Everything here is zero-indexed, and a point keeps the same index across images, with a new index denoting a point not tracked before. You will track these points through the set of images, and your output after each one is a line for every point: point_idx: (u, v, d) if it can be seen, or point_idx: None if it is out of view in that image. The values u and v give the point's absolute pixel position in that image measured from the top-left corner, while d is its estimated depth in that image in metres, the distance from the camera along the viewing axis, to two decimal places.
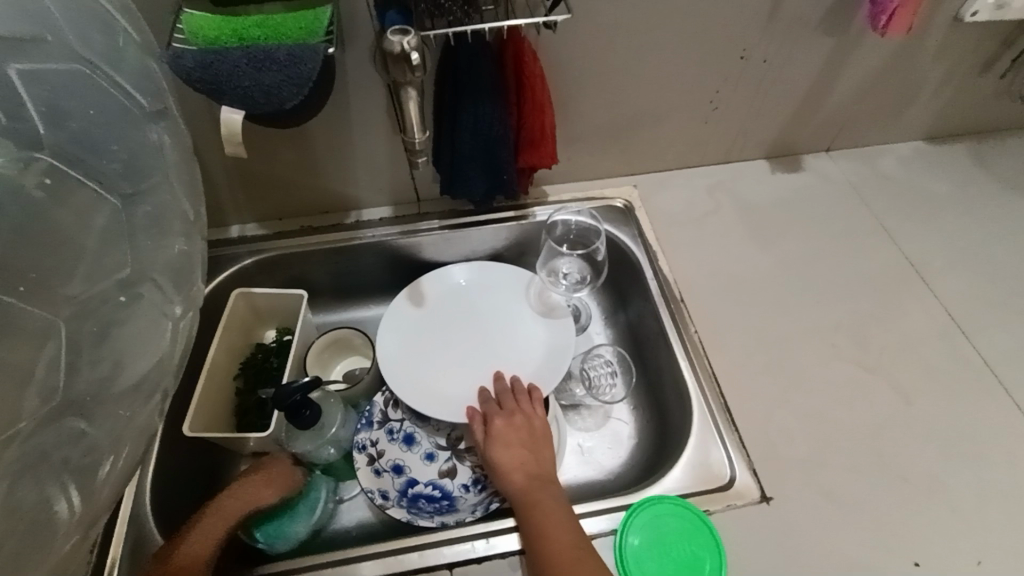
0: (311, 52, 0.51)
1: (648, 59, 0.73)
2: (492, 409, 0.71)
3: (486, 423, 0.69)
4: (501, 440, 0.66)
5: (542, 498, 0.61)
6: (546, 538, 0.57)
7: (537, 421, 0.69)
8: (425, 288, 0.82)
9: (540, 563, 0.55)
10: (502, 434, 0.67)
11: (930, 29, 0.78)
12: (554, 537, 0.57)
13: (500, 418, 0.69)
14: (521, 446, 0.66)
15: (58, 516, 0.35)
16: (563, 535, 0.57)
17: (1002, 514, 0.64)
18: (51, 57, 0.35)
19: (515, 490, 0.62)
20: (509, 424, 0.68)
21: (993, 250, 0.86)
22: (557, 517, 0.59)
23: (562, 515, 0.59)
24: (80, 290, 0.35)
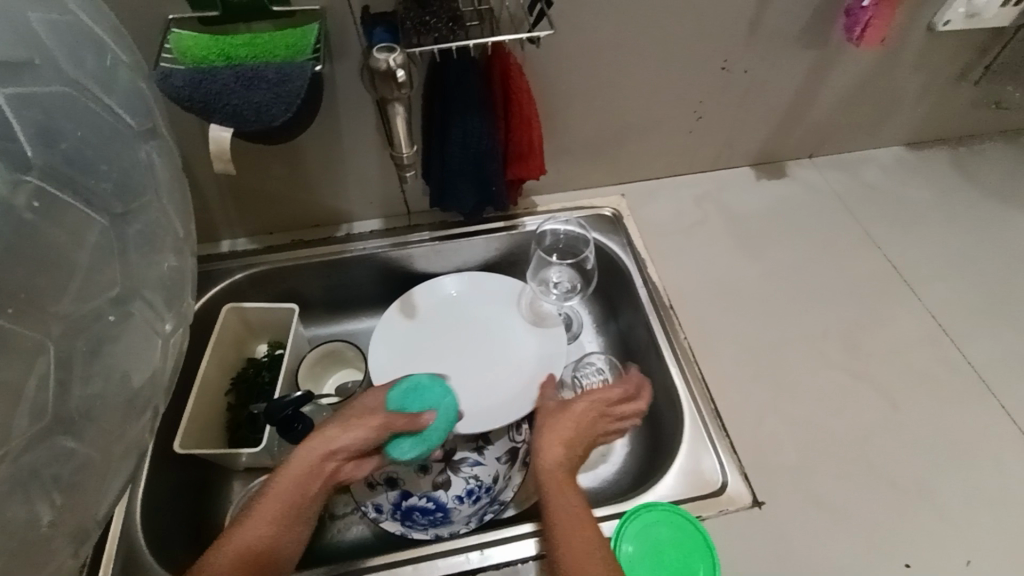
0: (298, 70, 0.52)
1: (633, 72, 0.74)
2: (545, 407, 0.69)
3: (541, 419, 0.68)
4: (551, 439, 0.64)
5: (562, 508, 0.58)
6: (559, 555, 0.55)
7: (585, 423, 0.65)
8: (416, 300, 0.83)
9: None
10: (549, 434, 0.65)
11: (906, 40, 0.80)
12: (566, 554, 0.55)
13: (553, 416, 0.67)
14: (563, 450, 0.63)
15: (48, 537, 0.35)
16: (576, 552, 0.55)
17: (988, 515, 0.65)
18: (41, 80, 0.36)
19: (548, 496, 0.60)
20: (559, 424, 0.65)
21: (973, 254, 0.88)
22: (576, 536, 0.56)
23: (581, 533, 0.56)
24: (70, 309, 0.35)
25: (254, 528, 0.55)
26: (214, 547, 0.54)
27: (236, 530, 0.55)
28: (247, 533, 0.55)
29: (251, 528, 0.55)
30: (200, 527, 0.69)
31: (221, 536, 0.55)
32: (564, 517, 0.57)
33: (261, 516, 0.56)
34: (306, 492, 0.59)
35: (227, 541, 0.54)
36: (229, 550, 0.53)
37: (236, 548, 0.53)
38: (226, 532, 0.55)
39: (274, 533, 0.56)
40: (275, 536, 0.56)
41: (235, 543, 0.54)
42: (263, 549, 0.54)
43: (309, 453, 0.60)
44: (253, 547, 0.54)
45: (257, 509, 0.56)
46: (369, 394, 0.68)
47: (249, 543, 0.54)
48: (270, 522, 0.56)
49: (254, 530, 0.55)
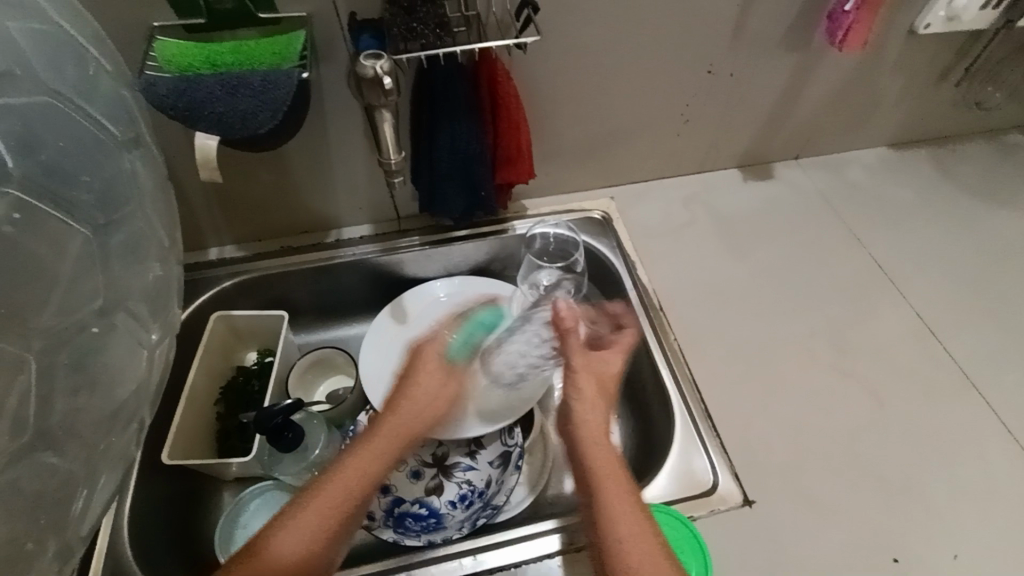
0: (285, 78, 0.52)
1: (620, 75, 0.75)
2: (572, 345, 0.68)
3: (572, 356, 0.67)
4: (584, 376, 0.65)
5: (603, 453, 0.59)
6: (612, 500, 0.56)
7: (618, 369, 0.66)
8: (414, 300, 0.83)
9: (603, 527, 0.54)
10: (582, 371, 0.65)
11: (887, 43, 0.81)
12: (616, 501, 0.56)
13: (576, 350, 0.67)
14: (595, 387, 0.64)
15: (30, 554, 0.34)
16: (622, 495, 0.56)
17: (973, 509, 0.66)
18: (20, 91, 0.35)
19: (591, 441, 0.60)
20: (586, 363, 0.66)
21: (956, 253, 0.89)
22: (621, 478, 0.57)
23: (635, 502, 0.56)
24: (51, 322, 0.34)
25: (329, 502, 0.54)
26: (282, 520, 0.53)
27: (309, 504, 0.54)
28: (320, 507, 0.54)
29: (324, 502, 0.54)
30: (189, 538, 0.69)
31: (292, 507, 0.54)
32: (608, 459, 0.59)
33: (330, 490, 0.55)
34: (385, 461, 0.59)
35: (299, 515, 0.53)
36: (303, 523, 0.53)
37: (310, 523, 0.53)
38: (296, 505, 0.54)
39: (350, 506, 0.55)
40: (351, 509, 0.55)
41: (309, 518, 0.53)
42: (339, 521, 0.54)
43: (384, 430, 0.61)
44: (329, 521, 0.54)
45: (325, 484, 0.56)
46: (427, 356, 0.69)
47: (325, 517, 0.54)
48: (346, 495, 0.55)
49: (330, 505, 0.54)
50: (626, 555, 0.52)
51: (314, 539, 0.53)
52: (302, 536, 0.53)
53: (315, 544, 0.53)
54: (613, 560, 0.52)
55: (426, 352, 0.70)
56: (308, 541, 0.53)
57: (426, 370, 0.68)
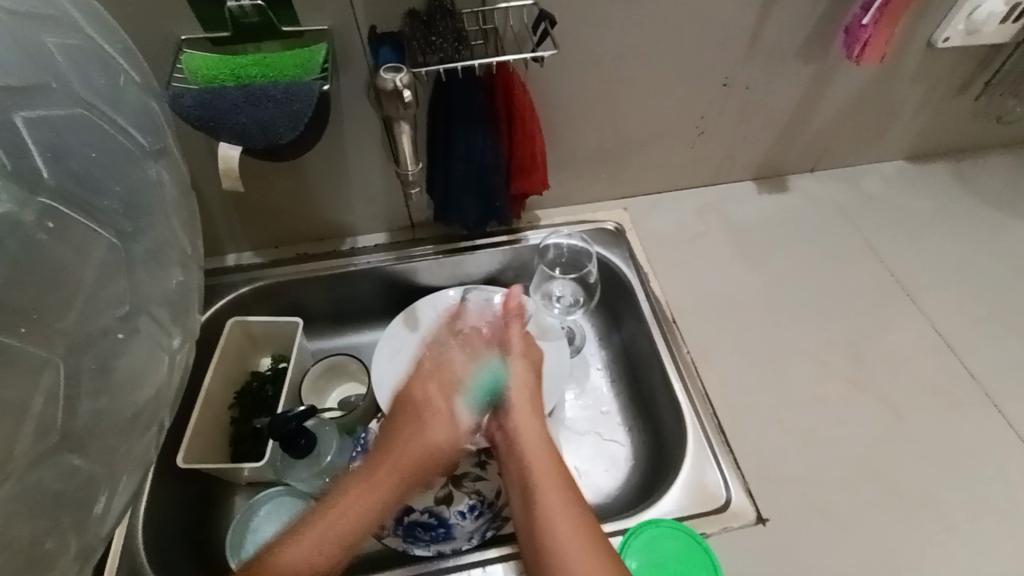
0: (307, 91, 0.53)
1: (635, 87, 0.75)
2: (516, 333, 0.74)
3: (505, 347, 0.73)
4: (520, 371, 0.70)
5: (545, 456, 0.63)
6: (551, 502, 0.58)
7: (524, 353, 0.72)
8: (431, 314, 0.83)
9: (541, 528, 0.57)
10: (518, 363, 0.71)
11: (905, 55, 0.81)
12: (556, 501, 0.58)
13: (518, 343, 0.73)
14: (529, 387, 0.69)
15: (51, 554, 0.35)
16: (562, 500, 0.59)
17: (996, 529, 0.64)
18: (55, 102, 0.36)
19: (531, 442, 0.64)
20: (522, 358, 0.71)
21: (977, 267, 0.88)
22: (563, 481, 0.60)
23: (570, 500, 0.59)
24: (75, 328, 0.35)
25: (338, 526, 0.58)
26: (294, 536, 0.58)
27: (316, 526, 0.58)
28: (324, 526, 0.58)
29: (331, 523, 0.58)
30: (202, 542, 0.69)
31: (302, 528, 0.58)
32: (548, 462, 0.62)
33: (325, 528, 0.58)
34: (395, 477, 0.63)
35: (308, 534, 0.57)
36: (312, 541, 0.57)
37: (314, 541, 0.57)
38: (306, 526, 0.58)
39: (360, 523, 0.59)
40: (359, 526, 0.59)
41: (319, 537, 0.57)
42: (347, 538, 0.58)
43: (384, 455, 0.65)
44: (337, 542, 0.58)
45: (321, 523, 0.58)
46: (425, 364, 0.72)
47: (331, 534, 0.58)
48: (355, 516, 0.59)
49: (339, 523, 0.58)
50: (563, 554, 0.55)
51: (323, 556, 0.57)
52: (309, 553, 0.56)
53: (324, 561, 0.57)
54: (549, 560, 0.55)
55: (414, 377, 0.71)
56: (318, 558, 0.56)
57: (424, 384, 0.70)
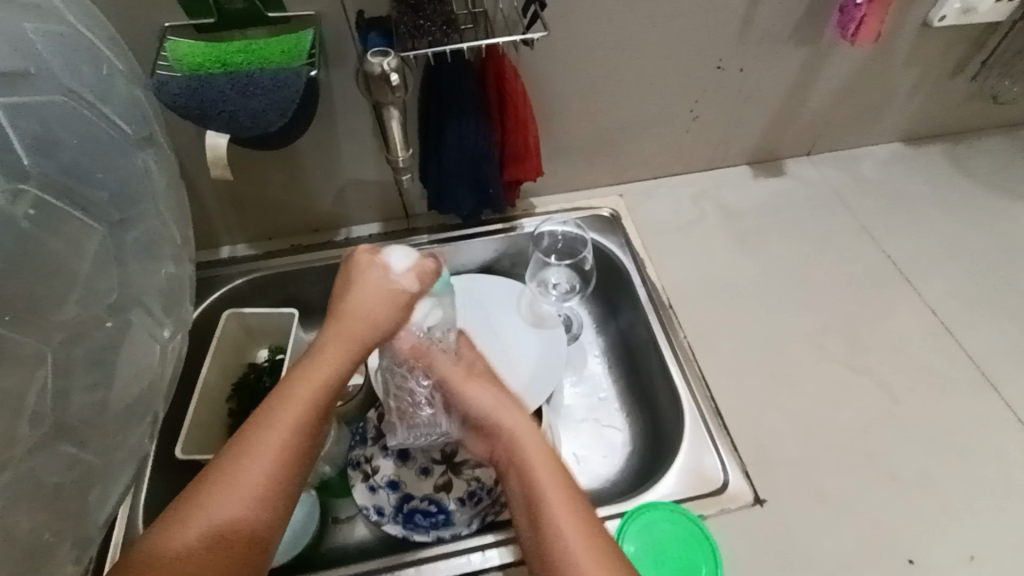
0: (294, 76, 0.53)
1: (629, 72, 0.75)
2: (444, 360, 0.65)
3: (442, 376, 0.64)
4: (479, 390, 0.63)
5: (535, 450, 0.56)
6: (552, 496, 0.51)
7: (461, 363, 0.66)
8: (403, 266, 0.60)
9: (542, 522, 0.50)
10: (469, 386, 0.63)
11: (900, 35, 0.80)
12: (560, 505, 0.51)
13: (455, 368, 0.65)
14: (495, 402, 0.61)
15: (49, 546, 0.35)
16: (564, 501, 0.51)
17: (991, 507, 0.65)
18: (36, 91, 0.36)
19: (529, 447, 0.56)
20: (469, 379, 0.64)
21: (974, 248, 0.88)
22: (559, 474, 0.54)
23: (566, 481, 0.53)
24: (68, 316, 0.35)
25: (266, 465, 0.48)
26: (209, 491, 0.46)
27: (234, 473, 0.47)
28: (253, 473, 0.47)
29: (258, 465, 0.48)
30: None
31: (214, 472, 0.47)
32: (541, 453, 0.55)
33: (252, 464, 0.47)
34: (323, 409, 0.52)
35: (233, 486, 0.46)
36: (241, 496, 0.46)
37: (244, 493, 0.46)
38: (222, 471, 0.47)
39: (295, 462, 0.49)
40: (297, 464, 0.49)
41: (242, 483, 0.47)
42: (283, 481, 0.48)
43: (300, 376, 0.52)
44: (265, 483, 0.47)
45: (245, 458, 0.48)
46: (372, 286, 0.59)
47: (262, 487, 0.47)
48: (281, 454, 0.48)
49: (262, 470, 0.47)
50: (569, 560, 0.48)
51: (255, 511, 0.46)
52: (239, 506, 0.46)
53: (255, 516, 0.46)
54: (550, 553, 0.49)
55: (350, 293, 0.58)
56: (246, 511, 0.46)
57: (355, 314, 0.57)
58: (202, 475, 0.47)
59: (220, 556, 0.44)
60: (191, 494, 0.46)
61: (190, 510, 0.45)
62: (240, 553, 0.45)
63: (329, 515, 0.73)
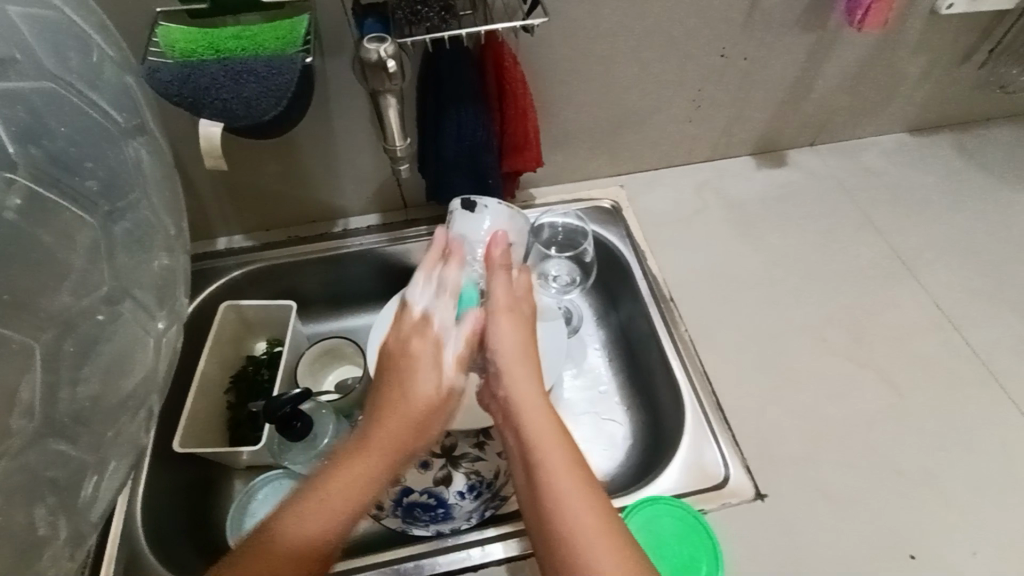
0: (289, 64, 0.52)
1: (630, 60, 0.73)
2: (496, 280, 0.62)
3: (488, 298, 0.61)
4: (512, 325, 0.60)
5: (547, 429, 0.53)
6: (563, 484, 0.50)
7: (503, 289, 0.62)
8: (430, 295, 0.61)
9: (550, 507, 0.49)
10: (506, 317, 0.60)
11: (908, 23, 0.78)
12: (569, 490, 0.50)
13: (502, 292, 0.61)
14: (521, 345, 0.59)
15: (42, 541, 0.34)
16: (573, 485, 0.50)
17: (992, 502, 0.65)
18: (23, 77, 0.35)
19: (530, 417, 0.54)
20: (510, 308, 0.61)
21: (979, 240, 0.87)
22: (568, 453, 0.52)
23: (573, 461, 0.51)
24: (58, 309, 0.34)
25: (342, 497, 0.50)
26: (301, 508, 0.49)
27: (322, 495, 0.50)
28: (336, 501, 0.50)
29: (333, 495, 0.50)
30: (202, 526, 0.70)
31: (300, 497, 0.50)
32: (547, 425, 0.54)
33: (312, 520, 0.49)
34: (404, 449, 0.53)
35: (316, 508, 0.49)
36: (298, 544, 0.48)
37: (325, 519, 0.49)
38: (308, 494, 0.50)
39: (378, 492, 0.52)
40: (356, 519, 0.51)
41: (323, 509, 0.49)
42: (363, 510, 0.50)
43: (390, 413, 0.54)
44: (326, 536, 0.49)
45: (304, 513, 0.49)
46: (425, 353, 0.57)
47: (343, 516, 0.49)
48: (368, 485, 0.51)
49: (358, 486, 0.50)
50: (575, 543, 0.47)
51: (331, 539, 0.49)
52: (316, 529, 0.49)
53: (332, 540, 0.49)
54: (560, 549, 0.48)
55: (408, 373, 0.56)
56: (322, 535, 0.49)
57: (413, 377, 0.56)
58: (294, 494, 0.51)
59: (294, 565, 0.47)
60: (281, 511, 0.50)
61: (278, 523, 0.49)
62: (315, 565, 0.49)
63: None
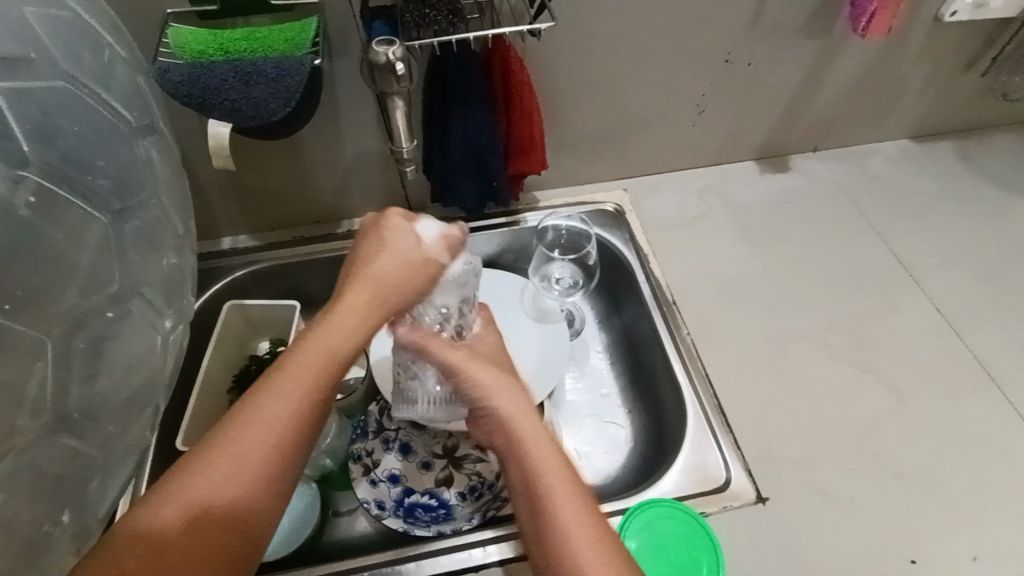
0: (297, 65, 0.52)
1: (635, 64, 0.74)
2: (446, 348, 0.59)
3: (445, 361, 0.59)
4: (483, 371, 0.58)
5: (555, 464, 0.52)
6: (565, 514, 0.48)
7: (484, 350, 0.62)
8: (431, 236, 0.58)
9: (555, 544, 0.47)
10: (474, 367, 0.58)
11: (911, 31, 0.79)
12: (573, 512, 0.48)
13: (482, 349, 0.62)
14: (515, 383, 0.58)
15: (48, 535, 0.34)
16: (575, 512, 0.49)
17: (995, 508, 0.65)
18: (38, 77, 0.35)
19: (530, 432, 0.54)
20: (473, 360, 0.59)
21: (982, 247, 0.87)
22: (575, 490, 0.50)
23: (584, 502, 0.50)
24: (70, 305, 0.34)
25: (273, 436, 0.45)
26: (202, 468, 0.43)
27: (231, 449, 0.44)
28: (249, 450, 0.44)
29: (263, 433, 0.45)
30: None
31: (198, 463, 0.44)
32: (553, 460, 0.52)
33: (238, 462, 0.44)
34: (329, 380, 0.49)
35: (227, 464, 0.44)
36: (225, 488, 0.43)
37: (245, 468, 0.44)
38: (212, 450, 0.44)
39: (305, 438, 0.47)
40: (289, 463, 0.46)
41: (238, 461, 0.44)
42: (286, 456, 0.46)
43: (312, 342, 0.50)
44: (256, 481, 0.44)
45: (230, 455, 0.44)
46: (390, 245, 0.56)
47: (264, 467, 0.45)
48: (289, 426, 0.46)
49: (276, 431, 0.46)
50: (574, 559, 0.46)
51: (253, 493, 0.44)
52: (232, 488, 0.43)
53: (257, 501, 0.44)
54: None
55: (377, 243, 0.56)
56: (242, 493, 0.44)
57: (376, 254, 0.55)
58: (188, 454, 0.44)
59: (214, 533, 0.42)
60: (175, 476, 0.43)
61: (175, 489, 0.42)
62: (239, 537, 0.43)
63: (329, 508, 0.72)
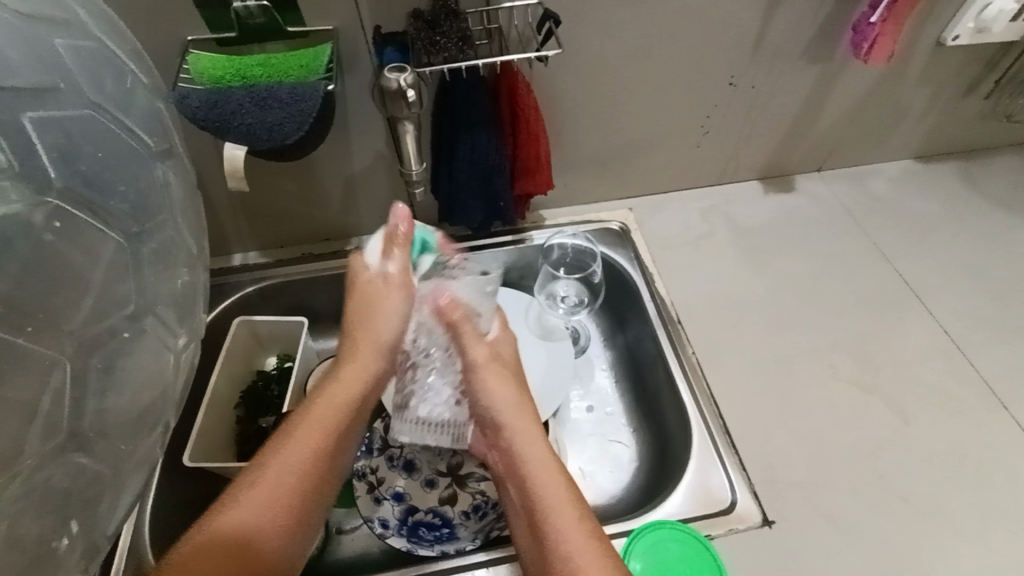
0: (312, 91, 0.54)
1: (640, 88, 0.75)
2: (473, 340, 0.61)
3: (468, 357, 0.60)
4: (498, 380, 0.58)
5: (551, 475, 0.51)
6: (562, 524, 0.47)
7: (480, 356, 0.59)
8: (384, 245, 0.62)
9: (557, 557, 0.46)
10: (489, 371, 0.58)
11: (911, 57, 0.80)
12: (570, 523, 0.47)
13: (479, 348, 0.60)
14: (517, 398, 0.57)
15: (56, 554, 0.34)
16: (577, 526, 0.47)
17: (1004, 533, 0.64)
18: (65, 104, 0.36)
19: (531, 451, 0.52)
20: (491, 362, 0.59)
21: (986, 267, 0.87)
22: (573, 502, 0.49)
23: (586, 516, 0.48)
24: (81, 327, 0.34)
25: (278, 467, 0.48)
26: (224, 504, 0.46)
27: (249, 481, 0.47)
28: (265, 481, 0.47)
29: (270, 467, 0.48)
30: None
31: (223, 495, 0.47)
32: (554, 471, 0.51)
33: (251, 492, 0.46)
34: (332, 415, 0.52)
35: (243, 498, 0.46)
36: (237, 517, 0.45)
37: (256, 499, 0.46)
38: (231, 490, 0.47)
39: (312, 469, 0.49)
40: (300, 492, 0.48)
41: (254, 492, 0.46)
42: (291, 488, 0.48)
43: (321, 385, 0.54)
44: (265, 510, 0.46)
45: (245, 487, 0.47)
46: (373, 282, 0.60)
47: (275, 494, 0.47)
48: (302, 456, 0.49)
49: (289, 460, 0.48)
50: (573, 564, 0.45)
51: (266, 522, 0.46)
52: (245, 519, 0.45)
53: (267, 528, 0.46)
54: None
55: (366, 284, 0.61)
56: (255, 520, 0.45)
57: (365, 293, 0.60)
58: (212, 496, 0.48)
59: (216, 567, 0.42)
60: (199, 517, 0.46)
61: (197, 528, 0.45)
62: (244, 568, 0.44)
63: (333, 526, 0.72)
